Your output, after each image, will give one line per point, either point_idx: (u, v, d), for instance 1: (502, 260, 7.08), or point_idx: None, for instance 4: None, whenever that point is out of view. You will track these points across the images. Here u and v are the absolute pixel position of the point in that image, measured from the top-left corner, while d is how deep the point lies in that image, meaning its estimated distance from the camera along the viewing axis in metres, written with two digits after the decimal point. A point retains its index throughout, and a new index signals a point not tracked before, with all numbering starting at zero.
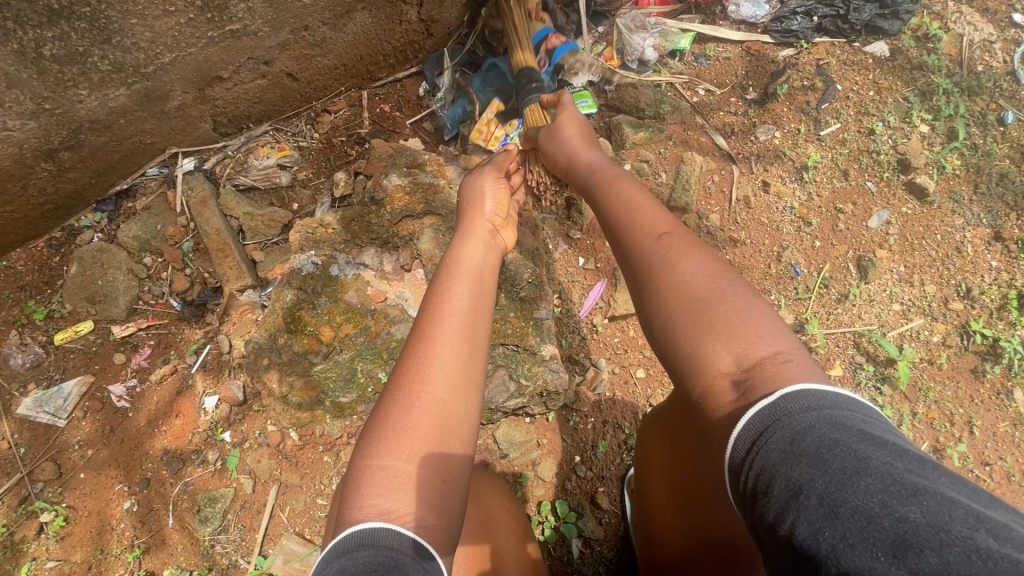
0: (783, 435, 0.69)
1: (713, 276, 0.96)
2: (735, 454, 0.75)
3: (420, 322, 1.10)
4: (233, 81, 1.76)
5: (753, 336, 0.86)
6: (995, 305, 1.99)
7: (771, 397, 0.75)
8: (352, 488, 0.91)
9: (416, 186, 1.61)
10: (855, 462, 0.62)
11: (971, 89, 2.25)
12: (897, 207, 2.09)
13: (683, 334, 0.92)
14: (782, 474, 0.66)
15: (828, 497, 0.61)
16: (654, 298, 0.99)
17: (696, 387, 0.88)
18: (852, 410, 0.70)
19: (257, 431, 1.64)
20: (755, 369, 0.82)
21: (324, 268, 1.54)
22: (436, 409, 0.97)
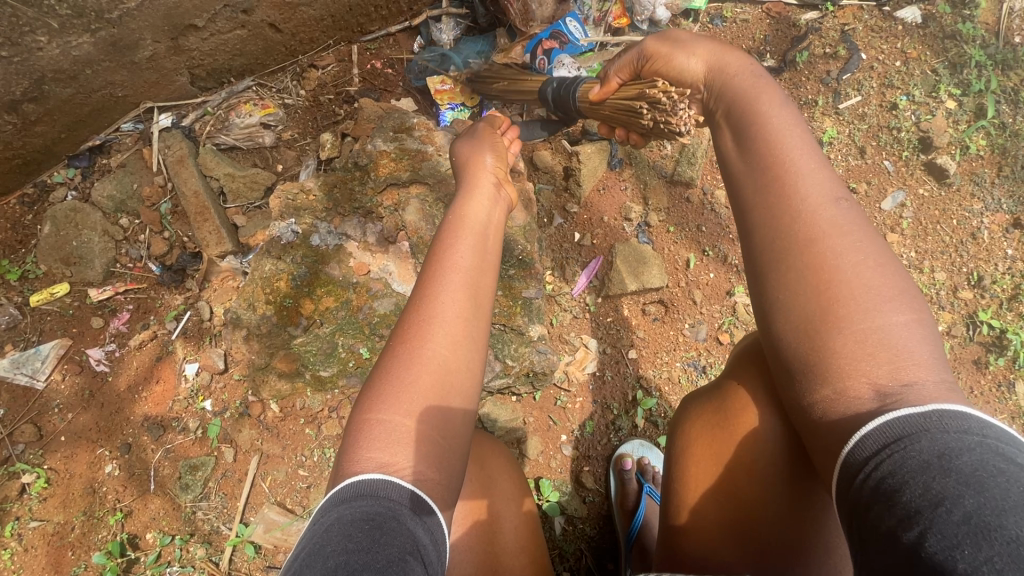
0: (930, 447, 0.65)
1: (874, 268, 0.81)
2: (860, 450, 0.72)
3: (423, 278, 1.04)
4: (209, 31, 1.63)
5: (909, 346, 0.76)
6: (1007, 295, 1.91)
7: (923, 407, 0.69)
8: (351, 441, 0.88)
9: (402, 153, 1.50)
10: (1022, 496, 0.57)
11: (1006, 62, 2.09)
12: (912, 189, 1.99)
13: (832, 328, 0.78)
14: (920, 482, 0.63)
15: (977, 517, 0.56)
16: (798, 277, 0.84)
17: (827, 387, 0.78)
18: (1019, 451, 0.64)
19: (238, 401, 1.61)
20: (911, 387, 0.72)
21: (305, 237, 1.47)
22: (435, 366, 0.93)
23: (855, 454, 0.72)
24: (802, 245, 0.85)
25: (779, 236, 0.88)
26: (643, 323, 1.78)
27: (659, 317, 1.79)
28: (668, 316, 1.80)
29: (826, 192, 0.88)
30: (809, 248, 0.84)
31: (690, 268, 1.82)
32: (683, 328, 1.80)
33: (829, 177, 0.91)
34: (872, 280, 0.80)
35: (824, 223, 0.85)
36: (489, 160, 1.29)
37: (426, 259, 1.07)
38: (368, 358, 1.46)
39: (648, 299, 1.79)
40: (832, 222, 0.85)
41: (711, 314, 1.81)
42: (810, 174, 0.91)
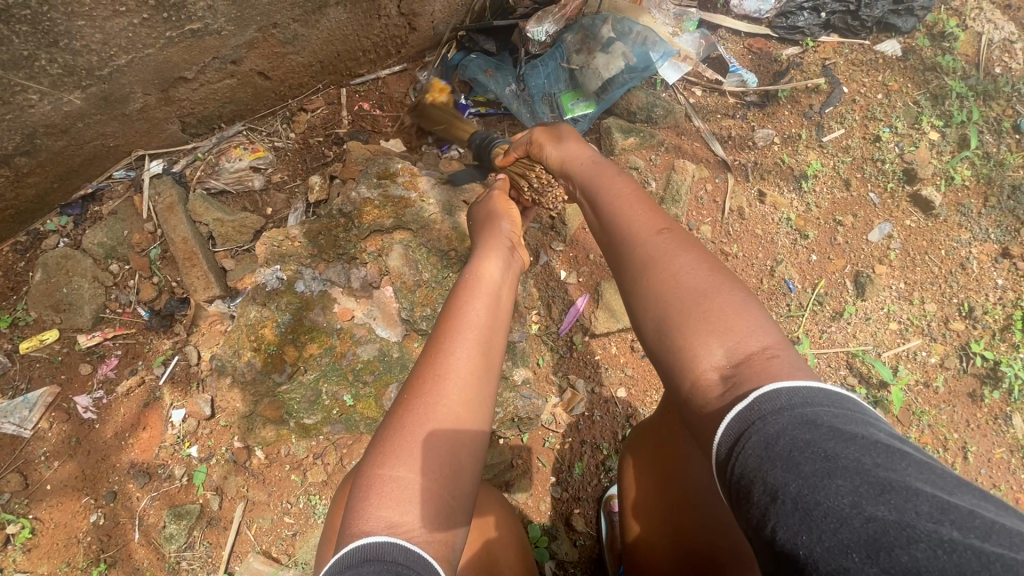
0: (759, 438, 0.64)
1: (704, 272, 0.90)
2: (718, 457, 0.70)
3: (436, 336, 1.06)
4: (199, 82, 1.67)
5: (744, 330, 0.80)
6: (999, 325, 1.90)
7: (748, 396, 0.70)
8: (359, 498, 0.86)
9: (386, 199, 1.50)
10: (825, 462, 0.57)
11: (986, 94, 2.12)
12: (899, 220, 1.99)
13: (672, 328, 0.86)
14: (758, 478, 0.62)
15: (802, 499, 0.57)
16: (642, 298, 0.93)
17: (684, 381, 0.82)
18: (826, 402, 0.65)
19: (224, 447, 1.60)
20: (745, 363, 0.76)
21: (290, 284, 1.48)
22: (448, 421, 0.94)
23: (717, 460, 0.70)
24: (636, 272, 0.97)
25: (630, 269, 0.99)
26: (632, 360, 1.77)
27: None
28: None
29: (649, 229, 1.03)
30: (643, 275, 0.95)
31: None
32: None
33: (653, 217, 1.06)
34: (697, 283, 0.88)
35: (653, 249, 0.98)
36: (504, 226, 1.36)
37: (438, 319, 1.10)
38: (352, 405, 1.45)
39: (636, 336, 1.79)
40: (659, 248, 0.98)
41: None
42: (643, 215, 1.08)
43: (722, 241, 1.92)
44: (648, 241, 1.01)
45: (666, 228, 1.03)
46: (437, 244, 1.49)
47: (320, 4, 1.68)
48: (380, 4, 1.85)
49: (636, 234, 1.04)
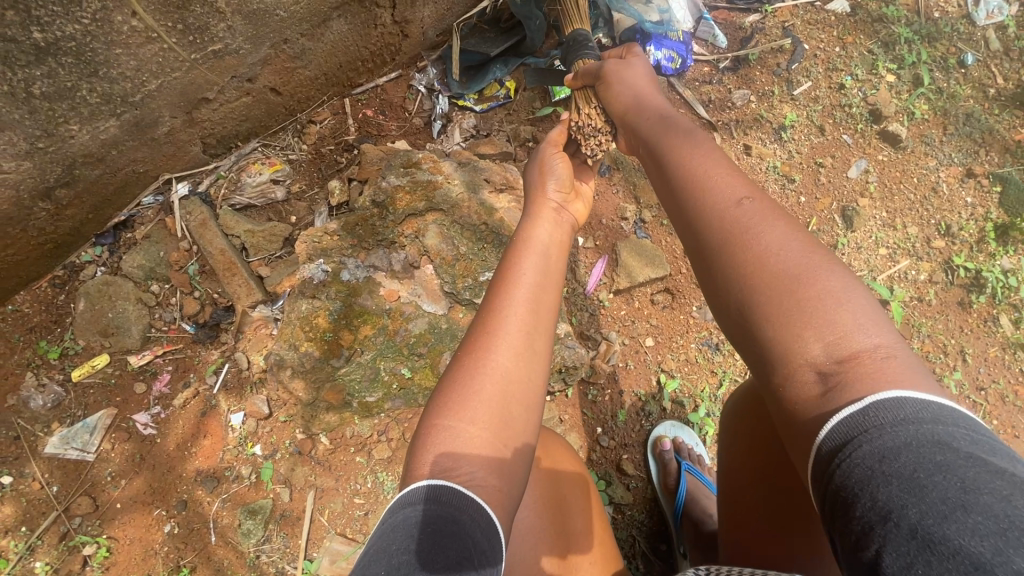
0: (873, 452, 0.69)
1: (800, 251, 0.92)
2: (832, 441, 0.76)
3: (491, 298, 1.19)
4: (219, 101, 1.76)
5: (848, 326, 0.83)
6: (975, 238, 2.10)
7: (861, 402, 0.75)
8: (422, 441, 1.03)
9: (415, 184, 1.61)
10: (960, 494, 0.61)
11: (930, 36, 2.34)
12: (873, 156, 2.18)
13: (766, 314, 0.89)
14: (870, 494, 0.67)
15: (923, 529, 0.61)
16: (727, 273, 0.98)
17: (777, 371, 0.87)
18: (959, 427, 0.69)
19: (287, 441, 1.67)
20: (851, 362, 0.80)
21: (335, 274, 1.58)
22: (499, 376, 1.08)
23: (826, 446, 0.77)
24: (725, 247, 1.00)
25: (709, 238, 1.03)
26: (654, 311, 1.90)
27: (668, 304, 1.91)
28: (676, 303, 1.92)
29: (730, 197, 1.04)
30: (728, 247, 0.99)
31: None
32: (691, 311, 1.92)
33: (742, 183, 1.06)
34: (786, 263, 0.91)
35: (741, 222, 1.00)
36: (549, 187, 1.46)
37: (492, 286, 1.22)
38: (410, 377, 1.54)
39: (656, 289, 1.91)
40: (748, 221, 0.99)
41: None
42: (724, 183, 1.09)
43: None
44: (727, 214, 1.03)
45: (745, 198, 1.03)
46: (468, 220, 1.59)
47: (324, 18, 1.80)
48: (376, 13, 1.98)
49: (719, 206, 1.05)
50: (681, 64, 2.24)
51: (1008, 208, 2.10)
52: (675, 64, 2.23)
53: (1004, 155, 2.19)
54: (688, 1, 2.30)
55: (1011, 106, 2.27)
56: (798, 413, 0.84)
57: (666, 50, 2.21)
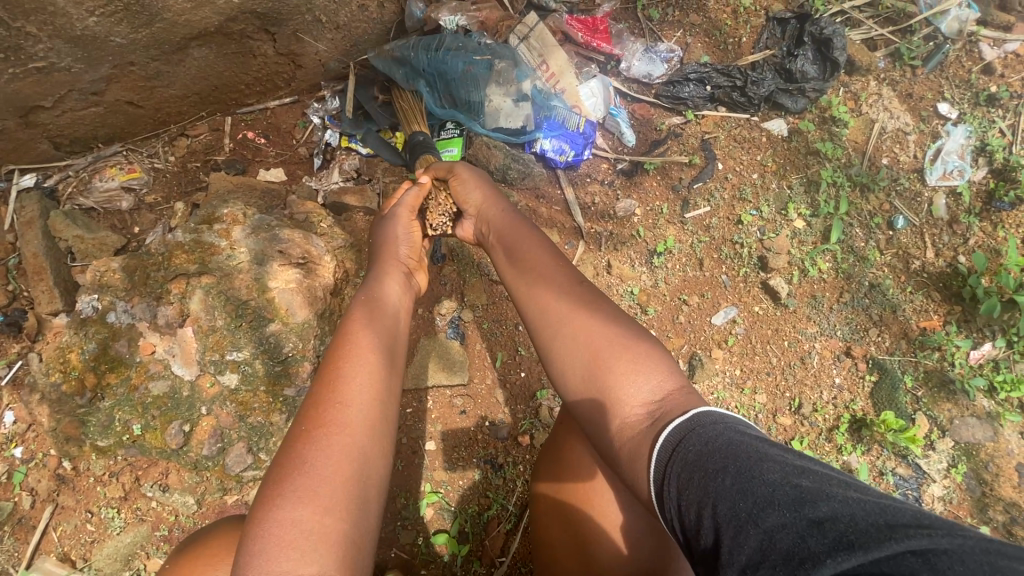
0: (699, 437, 0.92)
1: (627, 323, 1.21)
2: (658, 466, 0.96)
3: (335, 361, 1.19)
4: (60, 109, 1.77)
5: (659, 373, 1.12)
6: (827, 425, 1.89)
7: (686, 415, 0.99)
8: (255, 544, 0.94)
9: (197, 245, 1.59)
10: (756, 452, 0.86)
11: (864, 186, 2.08)
12: (747, 305, 1.98)
13: (605, 375, 1.14)
14: (700, 469, 0.88)
15: (740, 478, 0.83)
16: (575, 344, 1.21)
17: (617, 418, 1.09)
18: (739, 421, 0.98)
19: (42, 453, 1.72)
20: (664, 401, 1.07)
21: (102, 314, 1.59)
22: (348, 454, 1.05)
23: (656, 471, 0.96)
24: (569, 319, 1.25)
25: (556, 319, 1.26)
26: (445, 416, 1.84)
27: (465, 410, 1.85)
28: (471, 412, 1.85)
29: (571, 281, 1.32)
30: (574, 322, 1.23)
31: (497, 366, 1.87)
32: (484, 425, 1.85)
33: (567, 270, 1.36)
34: (621, 332, 1.18)
35: (580, 298, 1.28)
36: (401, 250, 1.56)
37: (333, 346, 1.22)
38: (140, 434, 1.56)
39: (455, 392, 1.86)
40: (582, 298, 1.28)
41: (513, 415, 1.86)
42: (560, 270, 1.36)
43: None
44: (577, 290, 1.30)
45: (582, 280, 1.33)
46: (236, 293, 1.56)
47: (180, 46, 1.76)
48: (253, 45, 1.92)
49: (562, 281, 1.33)
50: (573, 158, 2.07)
51: (876, 402, 1.89)
52: (566, 157, 2.06)
53: (899, 341, 1.95)
54: (603, 91, 2.13)
55: (930, 287, 2.00)
56: (633, 458, 1.03)
57: (558, 141, 2.05)
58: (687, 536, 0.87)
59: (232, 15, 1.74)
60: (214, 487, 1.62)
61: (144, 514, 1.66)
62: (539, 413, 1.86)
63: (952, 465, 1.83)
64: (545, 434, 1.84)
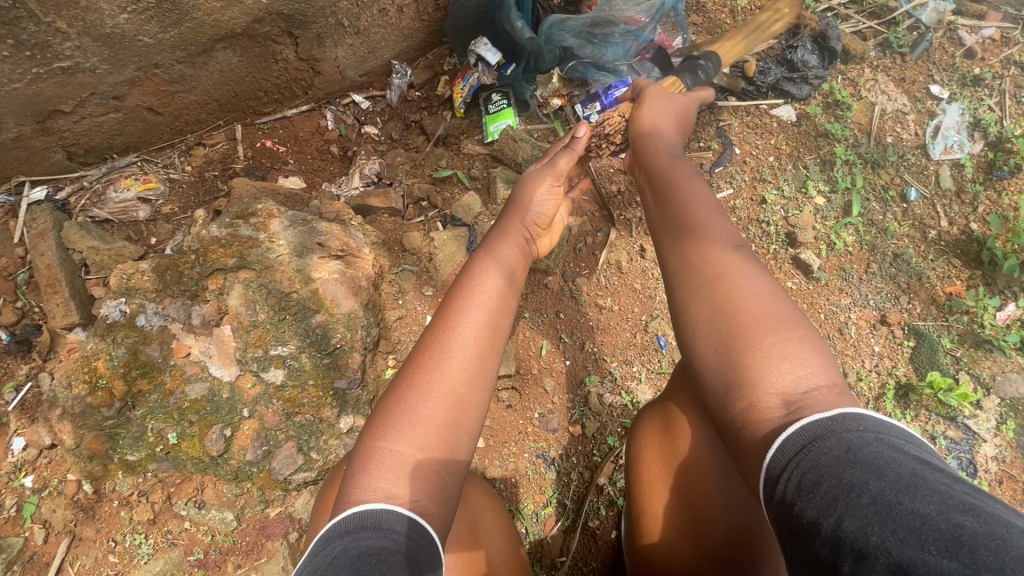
0: (837, 444, 0.74)
1: (766, 300, 0.98)
2: (777, 458, 0.80)
3: (446, 308, 1.15)
4: (79, 114, 1.73)
5: (809, 363, 0.89)
6: (874, 394, 1.89)
7: (829, 412, 0.80)
8: (359, 467, 0.95)
9: (234, 239, 1.53)
10: (912, 476, 0.65)
11: (874, 162, 2.16)
12: (780, 281, 2.01)
13: (738, 354, 0.93)
14: (833, 473, 0.70)
15: (881, 497, 0.64)
16: (710, 319, 1.00)
17: (741, 401, 0.90)
18: (912, 442, 0.74)
19: (58, 479, 1.55)
20: (809, 394, 0.85)
21: (131, 317, 1.48)
22: (449, 397, 1.02)
23: (774, 464, 0.80)
24: (707, 285, 1.04)
25: (702, 277, 1.06)
26: (494, 410, 1.77)
27: (512, 404, 1.79)
28: (520, 404, 1.79)
29: (726, 245, 1.10)
30: (716, 285, 1.03)
31: (543, 354, 1.83)
32: (533, 417, 1.78)
33: (724, 235, 1.12)
34: (767, 309, 0.97)
35: (723, 264, 1.06)
36: (529, 214, 1.48)
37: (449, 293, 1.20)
38: (176, 444, 1.45)
39: (501, 385, 1.79)
40: (732, 265, 1.05)
41: (562, 404, 1.80)
42: (716, 229, 1.14)
43: (597, 293, 1.93)
44: (726, 258, 1.07)
45: (737, 248, 1.09)
46: (278, 286, 1.50)
47: (205, 48, 1.74)
48: (275, 49, 1.89)
49: (710, 249, 1.09)
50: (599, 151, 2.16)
51: (917, 366, 1.91)
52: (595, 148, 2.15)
53: (929, 306, 1.99)
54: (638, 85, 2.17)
55: (950, 254, 2.06)
56: (753, 444, 0.87)
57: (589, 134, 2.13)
58: (789, 537, 0.73)
59: (258, 16, 1.72)
60: (256, 499, 1.50)
61: (176, 537, 1.50)
62: (589, 400, 1.81)
63: (999, 422, 1.85)
64: (597, 422, 1.79)
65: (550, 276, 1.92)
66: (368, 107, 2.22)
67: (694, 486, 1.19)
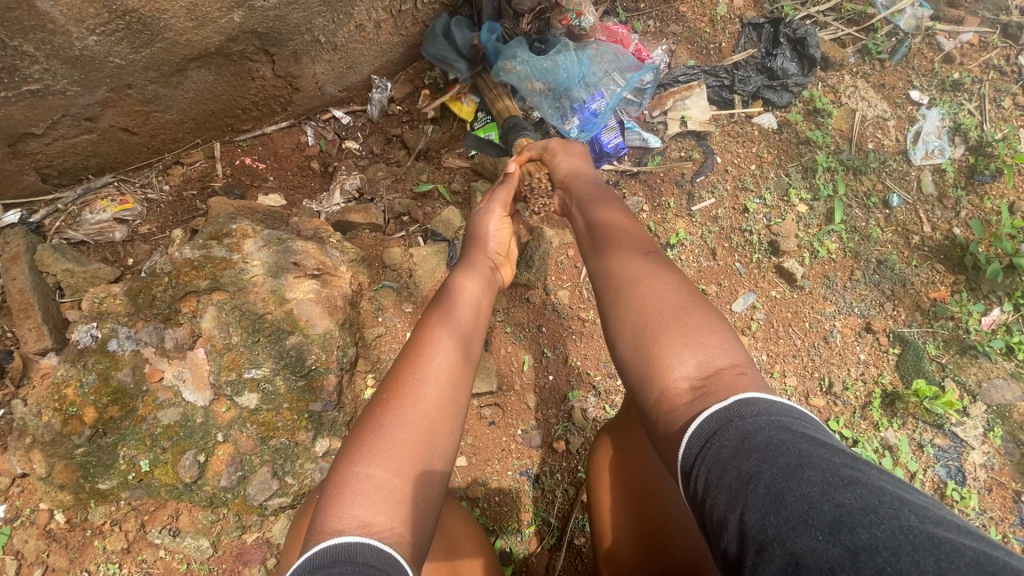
0: (735, 433, 0.71)
1: (677, 293, 0.99)
2: (688, 451, 0.77)
3: (418, 336, 1.15)
4: (51, 136, 1.71)
5: (714, 346, 0.88)
6: (860, 403, 1.88)
7: (724, 401, 0.77)
8: (332, 494, 0.90)
9: (206, 260, 1.50)
10: (798, 458, 0.64)
11: (856, 169, 2.16)
12: (764, 291, 2.00)
13: (650, 345, 0.92)
14: (733, 466, 0.68)
15: (775, 486, 0.62)
16: (622, 314, 1.01)
17: (654, 390, 0.89)
18: (798, 419, 0.73)
19: (29, 508, 1.52)
20: (713, 377, 0.83)
21: (102, 342, 1.46)
22: (424, 421, 1.00)
23: (687, 457, 0.77)
24: (624, 283, 1.06)
25: (616, 279, 1.09)
26: (477, 428, 1.75)
27: (495, 421, 1.76)
28: (503, 421, 1.77)
29: (638, 250, 1.14)
30: (627, 285, 1.05)
31: (525, 369, 1.81)
32: (516, 434, 1.76)
33: (642, 244, 1.18)
34: (675, 300, 0.97)
35: (638, 266, 1.08)
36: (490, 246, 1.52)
37: (420, 324, 1.19)
38: (149, 470, 1.43)
39: (483, 402, 1.77)
40: (643, 267, 1.08)
41: (545, 419, 1.78)
42: (637, 242, 1.19)
43: (580, 306, 1.92)
44: (643, 259, 1.11)
45: (649, 250, 1.14)
46: (252, 308, 1.48)
47: (179, 68, 1.72)
48: (251, 67, 1.88)
49: (627, 253, 1.14)
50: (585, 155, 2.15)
51: (903, 373, 1.90)
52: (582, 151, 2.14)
53: (914, 313, 1.98)
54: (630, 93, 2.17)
55: (933, 259, 2.05)
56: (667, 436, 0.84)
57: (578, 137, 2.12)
58: (707, 538, 0.69)
59: (232, 35, 1.71)
60: (232, 525, 1.47)
61: (151, 566, 1.47)
62: (572, 415, 1.78)
63: (986, 429, 1.84)
64: (581, 438, 1.77)
65: (532, 290, 1.90)
66: (349, 122, 2.21)
67: (650, 501, 1.16)
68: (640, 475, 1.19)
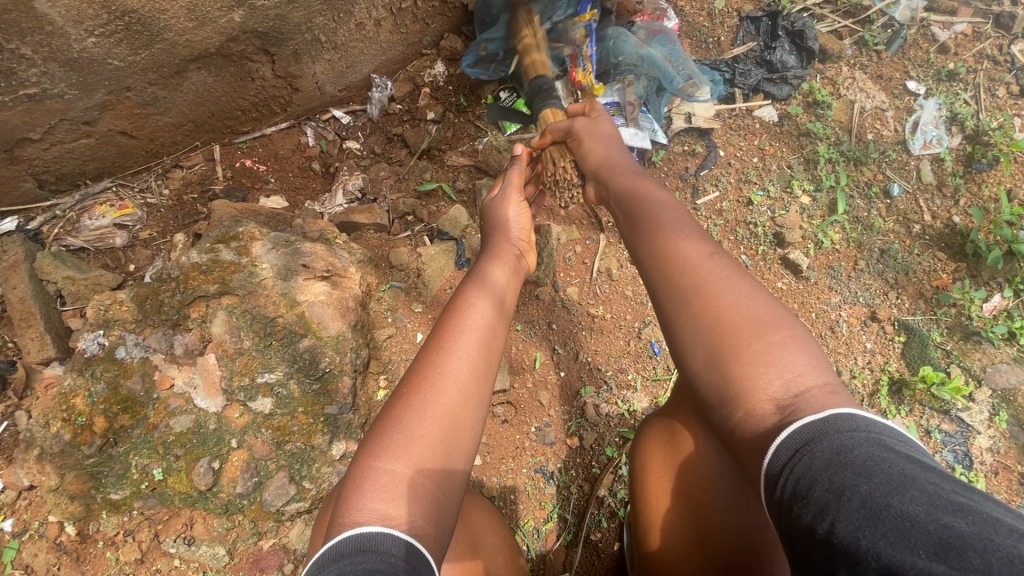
0: (830, 445, 0.71)
1: (755, 304, 0.96)
2: (774, 462, 0.77)
3: (441, 326, 1.13)
4: (48, 141, 1.67)
5: (799, 365, 0.86)
6: (868, 391, 1.90)
7: (821, 414, 0.76)
8: (353, 488, 0.90)
9: (214, 265, 1.48)
10: (902, 476, 0.64)
11: (857, 160, 2.18)
12: (770, 282, 2.01)
13: (730, 360, 0.90)
14: (825, 478, 0.69)
15: (872, 500, 0.63)
16: (694, 327, 0.97)
17: (738, 409, 0.87)
18: (898, 439, 0.72)
19: (38, 522, 1.48)
20: (803, 396, 0.82)
21: (110, 350, 1.43)
22: (445, 415, 0.98)
23: (773, 464, 0.77)
24: (690, 291, 1.01)
25: (679, 285, 1.04)
26: (491, 426, 1.73)
27: (508, 419, 1.75)
28: (516, 419, 1.76)
29: (700, 249, 1.07)
30: (702, 291, 1.00)
31: (537, 367, 1.80)
32: (530, 432, 1.75)
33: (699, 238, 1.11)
34: (754, 313, 0.94)
35: (708, 272, 1.02)
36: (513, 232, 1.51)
37: (443, 314, 1.16)
38: (162, 479, 1.41)
39: (496, 400, 1.76)
40: (712, 273, 1.02)
41: (558, 416, 1.78)
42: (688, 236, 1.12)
43: (589, 302, 1.92)
44: (703, 264, 1.04)
45: (712, 251, 1.06)
46: (262, 311, 1.46)
47: (178, 69, 1.69)
48: (251, 67, 1.85)
49: (688, 253, 1.07)
50: None
51: (909, 361, 1.92)
52: None
53: (917, 301, 2.00)
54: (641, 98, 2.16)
55: (935, 248, 2.07)
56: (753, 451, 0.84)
57: None
58: (793, 541, 0.71)
59: (232, 35, 1.68)
60: (248, 532, 1.45)
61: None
62: (585, 411, 1.79)
63: (991, 414, 1.87)
64: (594, 433, 1.77)
65: (541, 287, 1.89)
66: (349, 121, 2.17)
67: (702, 496, 1.17)
68: (694, 473, 1.19)
